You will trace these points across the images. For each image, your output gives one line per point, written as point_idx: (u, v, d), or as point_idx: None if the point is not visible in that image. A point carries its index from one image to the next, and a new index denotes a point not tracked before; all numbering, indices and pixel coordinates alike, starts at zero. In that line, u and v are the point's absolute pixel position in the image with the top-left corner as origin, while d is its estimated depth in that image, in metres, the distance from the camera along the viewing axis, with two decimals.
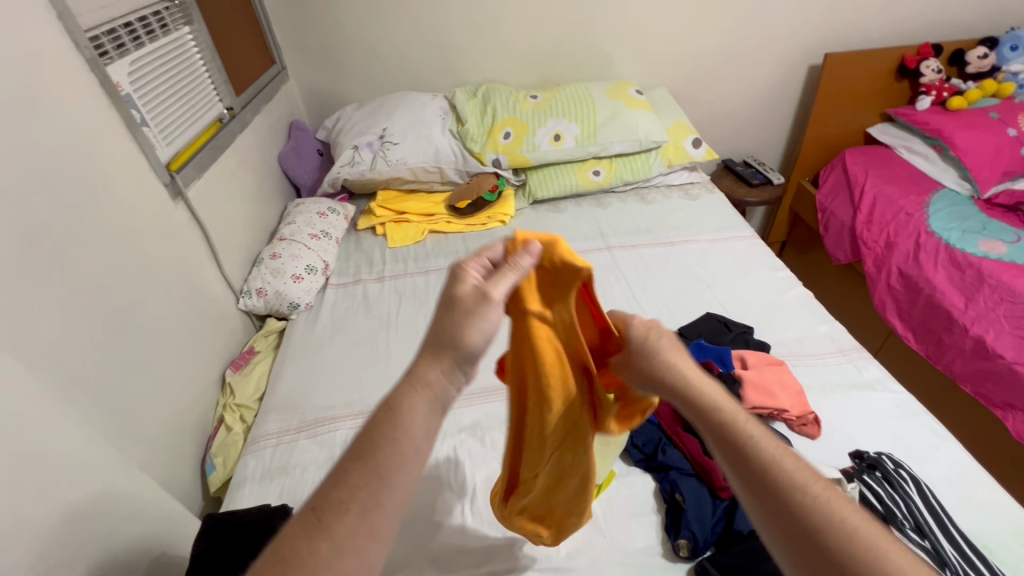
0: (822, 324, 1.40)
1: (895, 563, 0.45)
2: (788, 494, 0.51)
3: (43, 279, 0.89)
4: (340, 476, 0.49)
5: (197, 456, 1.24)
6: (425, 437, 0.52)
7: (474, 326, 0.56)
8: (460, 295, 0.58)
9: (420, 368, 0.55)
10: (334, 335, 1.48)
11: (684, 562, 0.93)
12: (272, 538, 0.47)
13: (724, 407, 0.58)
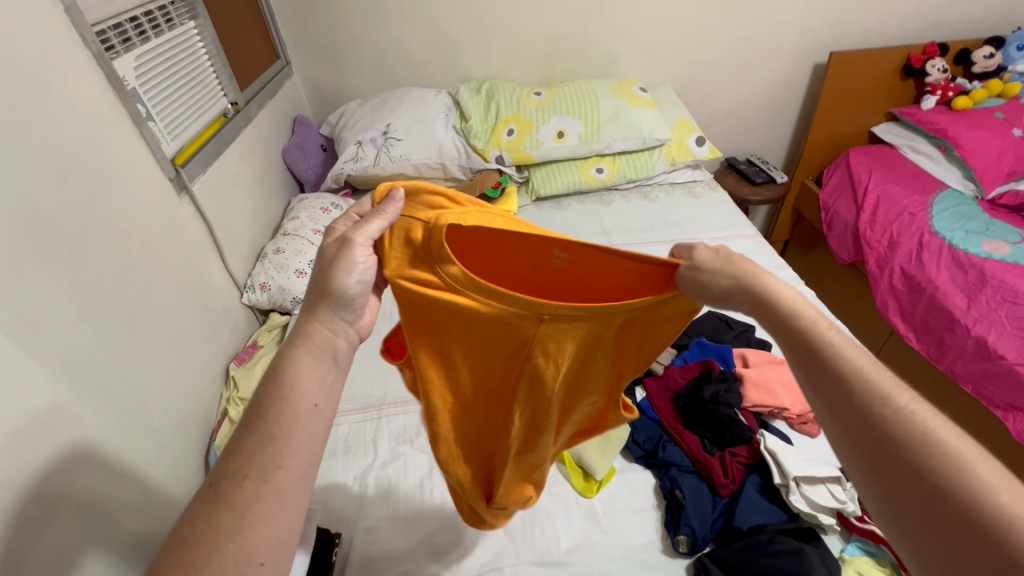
0: None
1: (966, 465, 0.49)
2: (869, 406, 0.54)
3: (50, 272, 0.90)
4: (236, 446, 0.59)
5: (201, 449, 1.25)
6: (311, 394, 0.63)
7: (338, 275, 0.67)
8: (327, 251, 0.69)
9: (303, 324, 0.67)
10: None
11: (684, 558, 0.93)
12: (178, 518, 0.56)
13: (807, 321, 0.60)
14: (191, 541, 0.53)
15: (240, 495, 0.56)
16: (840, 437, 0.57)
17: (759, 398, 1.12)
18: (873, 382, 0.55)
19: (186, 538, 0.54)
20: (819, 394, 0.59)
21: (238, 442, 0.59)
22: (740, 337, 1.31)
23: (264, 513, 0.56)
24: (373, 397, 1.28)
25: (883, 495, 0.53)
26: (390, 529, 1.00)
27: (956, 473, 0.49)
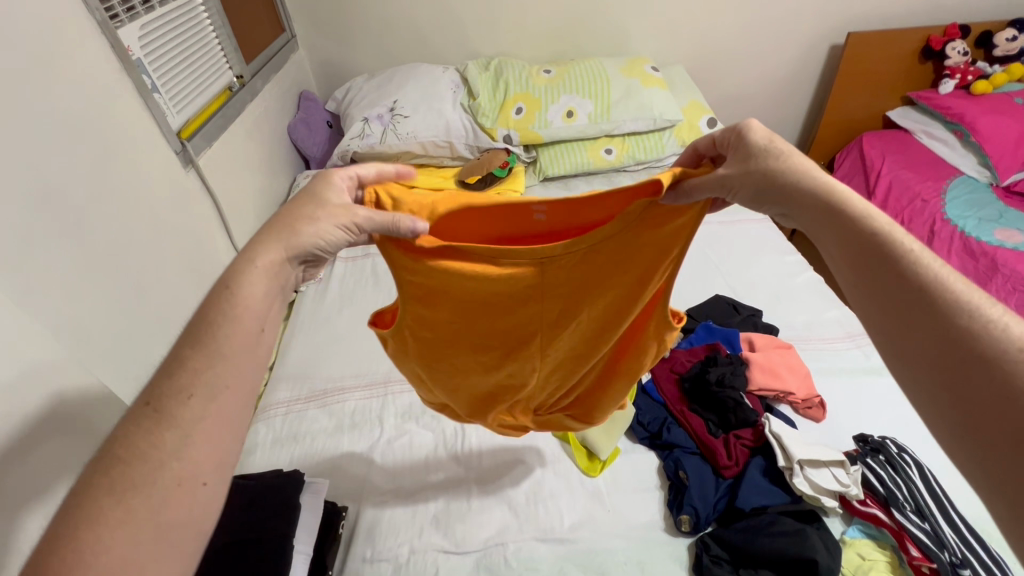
0: (831, 309, 1.39)
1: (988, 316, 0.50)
2: (903, 268, 0.56)
3: (57, 245, 0.89)
4: (181, 364, 0.57)
5: None
6: (260, 316, 0.61)
7: (314, 224, 0.64)
8: (318, 196, 0.67)
9: (262, 244, 0.63)
10: (342, 308, 1.49)
11: (686, 537, 0.94)
12: (113, 430, 0.54)
13: (842, 202, 0.62)
14: (128, 457, 0.52)
15: (183, 415, 0.54)
16: (878, 311, 0.57)
17: (764, 381, 1.12)
18: (915, 252, 0.56)
19: (123, 446, 0.53)
20: (857, 266, 0.60)
21: (181, 355, 0.58)
22: (747, 322, 1.30)
23: (203, 433, 0.55)
24: (378, 374, 1.29)
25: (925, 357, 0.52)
26: (395, 504, 1.02)
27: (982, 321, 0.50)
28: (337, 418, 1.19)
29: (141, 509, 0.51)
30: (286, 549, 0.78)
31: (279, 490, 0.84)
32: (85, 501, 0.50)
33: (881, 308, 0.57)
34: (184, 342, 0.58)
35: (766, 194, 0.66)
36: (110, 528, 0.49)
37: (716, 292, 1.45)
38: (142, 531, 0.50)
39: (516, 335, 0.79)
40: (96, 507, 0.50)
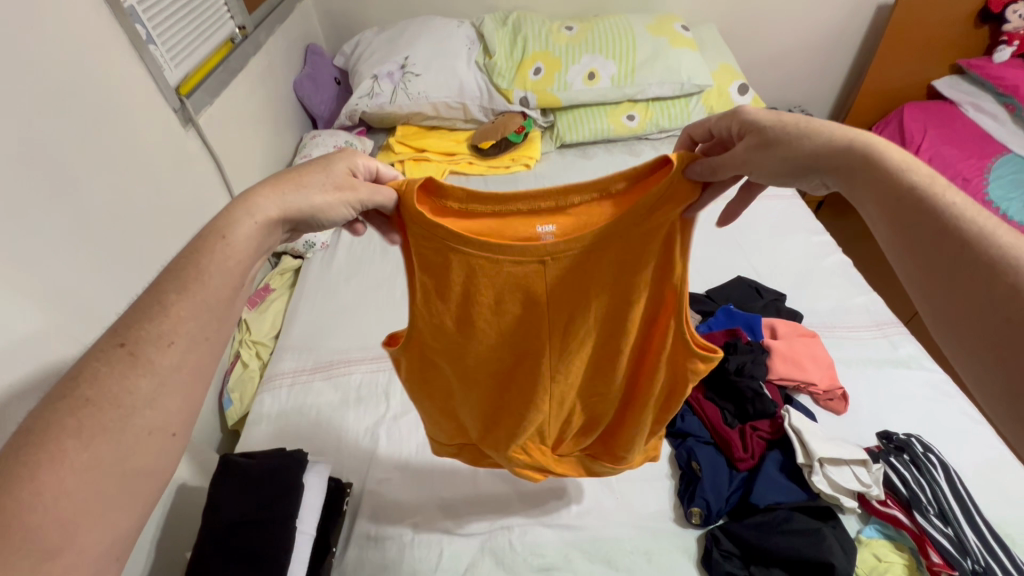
0: (859, 295, 1.32)
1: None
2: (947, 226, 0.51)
3: (51, 211, 0.85)
4: (162, 309, 0.50)
5: (215, 389, 1.25)
6: (245, 272, 0.56)
7: (307, 192, 0.60)
8: (331, 170, 0.63)
9: (257, 198, 0.58)
10: (349, 277, 1.45)
11: (695, 528, 0.92)
12: (70, 369, 0.47)
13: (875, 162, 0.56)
14: (98, 396, 0.45)
15: (168, 360, 0.49)
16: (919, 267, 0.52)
17: (785, 371, 1.08)
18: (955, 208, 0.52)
19: (89, 380, 0.46)
20: (890, 227, 0.55)
21: (164, 294, 0.51)
22: (770, 306, 1.25)
23: (184, 382, 0.50)
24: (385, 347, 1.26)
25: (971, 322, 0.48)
26: (400, 482, 1.00)
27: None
28: (342, 391, 1.17)
29: (109, 456, 0.45)
30: (291, 529, 0.77)
31: (278, 469, 0.81)
32: (43, 437, 0.43)
33: (919, 264, 0.53)
34: (168, 279, 0.52)
35: (796, 171, 0.60)
36: (72, 465, 0.42)
37: (738, 273, 1.38)
38: (112, 478, 0.44)
39: (523, 353, 0.76)
40: (58, 444, 0.43)
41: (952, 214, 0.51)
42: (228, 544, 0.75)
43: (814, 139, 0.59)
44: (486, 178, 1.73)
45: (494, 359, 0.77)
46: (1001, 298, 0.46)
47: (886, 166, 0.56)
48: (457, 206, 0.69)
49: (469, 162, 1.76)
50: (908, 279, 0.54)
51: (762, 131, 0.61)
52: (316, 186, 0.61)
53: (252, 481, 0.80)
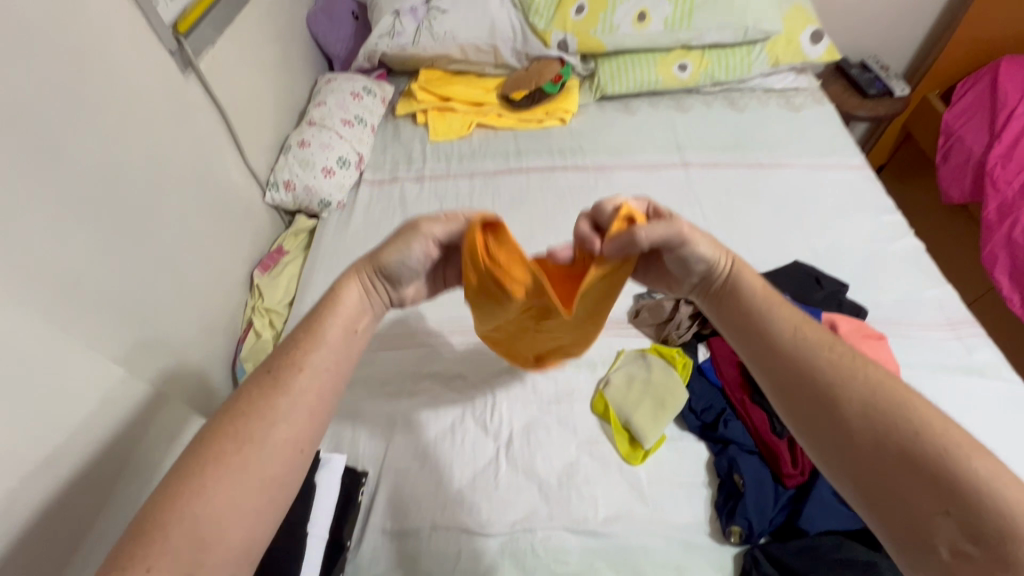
0: (931, 288, 1.18)
1: (938, 436, 0.53)
2: (840, 402, 0.58)
3: (33, 177, 0.76)
4: (289, 362, 0.61)
5: (227, 358, 1.19)
6: (345, 348, 0.64)
7: (394, 252, 0.68)
8: (401, 230, 0.68)
9: (346, 282, 0.68)
10: (367, 241, 1.35)
11: (733, 547, 0.85)
12: (230, 398, 0.59)
13: (780, 331, 0.64)
14: (249, 415, 0.56)
15: (297, 386, 0.59)
16: (816, 436, 0.59)
17: None
18: (837, 378, 0.59)
19: (238, 412, 0.57)
20: (785, 401, 0.62)
21: (293, 346, 0.62)
22: (831, 299, 1.11)
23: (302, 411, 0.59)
24: (404, 322, 1.18)
25: (881, 499, 0.54)
26: (417, 474, 0.95)
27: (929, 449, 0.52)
28: (358, 369, 1.11)
29: (253, 463, 0.54)
30: (302, 538, 0.73)
31: None
32: (206, 450, 0.54)
33: (820, 436, 0.59)
34: (296, 332, 0.64)
35: (689, 262, 0.68)
36: (218, 479, 0.52)
37: (794, 257, 1.25)
38: (250, 487, 0.53)
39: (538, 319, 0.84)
40: (213, 463, 0.53)
41: (839, 387, 0.58)
42: None
43: (707, 265, 0.69)
44: (516, 133, 1.58)
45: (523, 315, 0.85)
46: (929, 461, 0.52)
47: (747, 291, 0.68)
48: (496, 249, 0.66)
49: (497, 114, 1.60)
50: (810, 444, 0.60)
51: (671, 238, 0.65)
52: (400, 244, 0.68)
53: None
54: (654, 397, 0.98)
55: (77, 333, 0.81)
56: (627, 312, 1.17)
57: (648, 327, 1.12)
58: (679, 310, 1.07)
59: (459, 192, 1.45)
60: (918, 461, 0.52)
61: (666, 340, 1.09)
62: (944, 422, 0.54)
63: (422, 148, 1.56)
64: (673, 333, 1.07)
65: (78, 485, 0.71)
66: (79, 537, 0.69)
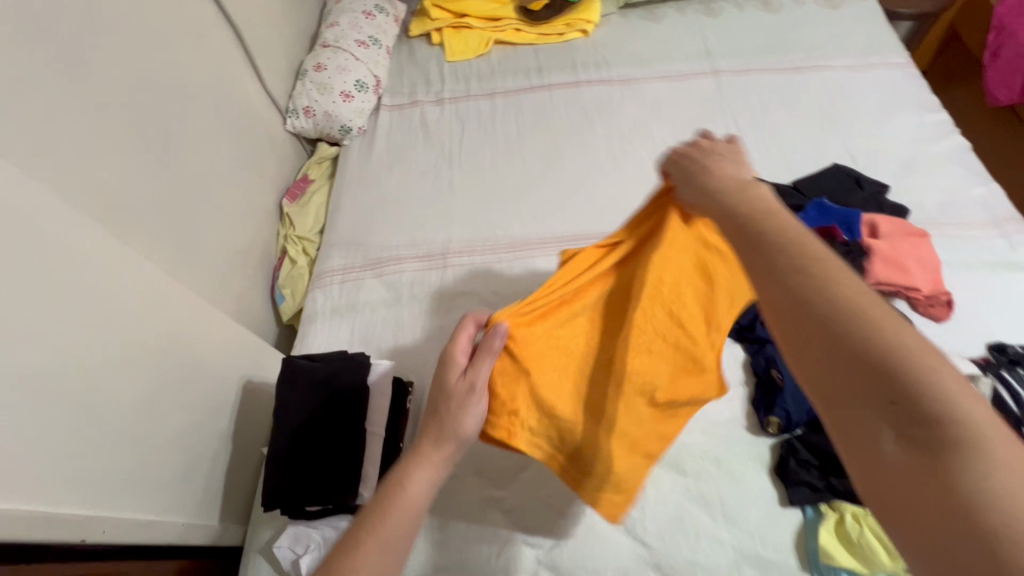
0: (977, 187, 1.15)
1: (941, 377, 0.37)
2: (848, 333, 0.40)
3: (81, 87, 0.79)
4: (354, 538, 0.63)
5: (265, 284, 1.22)
6: (410, 527, 0.65)
7: (467, 415, 0.69)
8: (452, 390, 0.71)
9: (407, 466, 0.68)
10: (392, 166, 1.34)
11: (770, 437, 0.88)
12: None
13: (829, 283, 0.43)
14: None
15: (369, 562, 0.61)
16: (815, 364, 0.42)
17: (886, 274, 0.95)
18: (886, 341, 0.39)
19: None
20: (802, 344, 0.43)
21: (347, 547, 0.63)
22: (870, 200, 1.09)
23: None
24: (436, 243, 1.19)
25: (864, 445, 0.39)
26: None
27: (897, 361, 0.38)
28: (395, 289, 1.13)
29: None
30: (359, 436, 0.77)
31: (333, 373, 0.79)
32: None
33: (827, 384, 0.41)
34: (347, 540, 0.64)
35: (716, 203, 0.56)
36: None
37: (835, 160, 1.21)
38: None
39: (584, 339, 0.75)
40: None
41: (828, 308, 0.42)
42: (302, 444, 0.76)
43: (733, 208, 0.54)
44: (535, 48, 1.54)
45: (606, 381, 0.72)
46: (905, 393, 0.37)
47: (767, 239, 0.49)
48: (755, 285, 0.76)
49: (516, 29, 1.57)
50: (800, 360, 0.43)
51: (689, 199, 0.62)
52: (461, 405, 0.70)
53: (309, 386, 0.78)
54: None
55: (134, 246, 0.85)
56: None
57: None
58: None
59: (481, 113, 1.42)
60: (865, 363, 0.39)
61: None
62: (949, 374, 0.38)
63: (440, 69, 1.53)
64: None
65: (160, 380, 0.76)
66: (155, 428, 0.75)
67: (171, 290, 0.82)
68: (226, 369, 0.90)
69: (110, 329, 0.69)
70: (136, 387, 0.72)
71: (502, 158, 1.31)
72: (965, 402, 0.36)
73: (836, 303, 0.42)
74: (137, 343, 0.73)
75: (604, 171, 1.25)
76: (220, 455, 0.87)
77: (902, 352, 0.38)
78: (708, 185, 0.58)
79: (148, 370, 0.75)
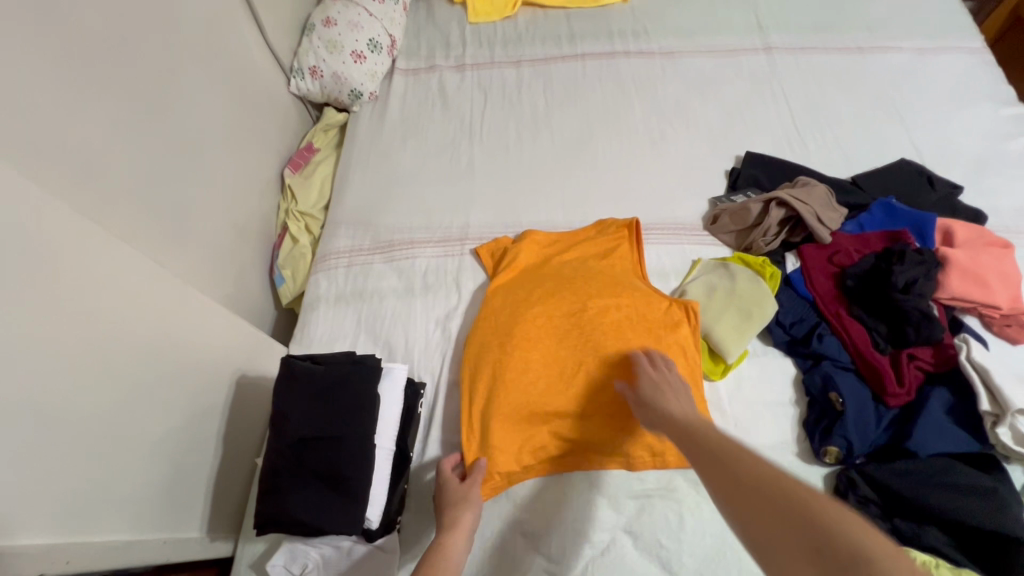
0: None
1: (811, 503, 0.43)
2: (738, 476, 0.49)
3: (45, 26, 0.67)
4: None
5: (263, 263, 1.11)
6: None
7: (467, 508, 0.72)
8: (449, 492, 0.74)
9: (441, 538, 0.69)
10: (406, 138, 1.21)
11: (823, 467, 0.79)
12: None
13: (722, 444, 0.54)
14: None
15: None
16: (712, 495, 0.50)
17: (963, 289, 0.84)
18: (765, 481, 0.47)
19: None
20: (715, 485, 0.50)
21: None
22: (942, 203, 0.98)
23: None
24: (453, 227, 1.07)
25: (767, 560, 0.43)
26: None
27: (780, 492, 0.45)
28: (407, 277, 1.02)
29: None
30: (372, 452, 0.66)
31: (347, 376, 0.69)
32: None
33: (731, 503, 0.48)
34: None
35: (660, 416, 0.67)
36: None
37: (901, 155, 1.09)
38: None
39: (555, 379, 0.83)
40: None
41: (731, 458, 0.51)
42: (306, 458, 0.66)
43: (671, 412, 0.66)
44: (568, 13, 1.39)
45: (597, 383, 0.82)
46: (787, 514, 0.43)
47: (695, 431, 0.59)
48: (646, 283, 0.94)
49: None
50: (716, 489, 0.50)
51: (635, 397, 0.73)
52: (458, 502, 0.73)
53: (319, 391, 0.68)
54: (739, 307, 0.89)
55: (112, 219, 0.74)
56: (702, 217, 1.04)
57: (727, 235, 1.00)
58: (768, 214, 0.95)
59: (505, 83, 1.28)
60: (752, 498, 0.46)
61: (749, 248, 0.97)
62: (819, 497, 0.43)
63: (461, 32, 1.39)
64: (759, 240, 0.95)
65: (137, 378, 0.66)
66: (130, 432, 0.65)
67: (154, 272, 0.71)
68: (217, 363, 0.80)
69: (76, 319, 0.59)
70: (108, 387, 0.62)
71: (528, 135, 1.19)
72: (873, 551, 0.38)
73: (733, 463, 0.50)
74: (111, 335, 0.63)
75: (642, 155, 1.13)
76: (208, 460, 0.77)
77: (820, 509, 0.42)
78: (651, 408, 0.69)
79: (123, 366, 0.64)
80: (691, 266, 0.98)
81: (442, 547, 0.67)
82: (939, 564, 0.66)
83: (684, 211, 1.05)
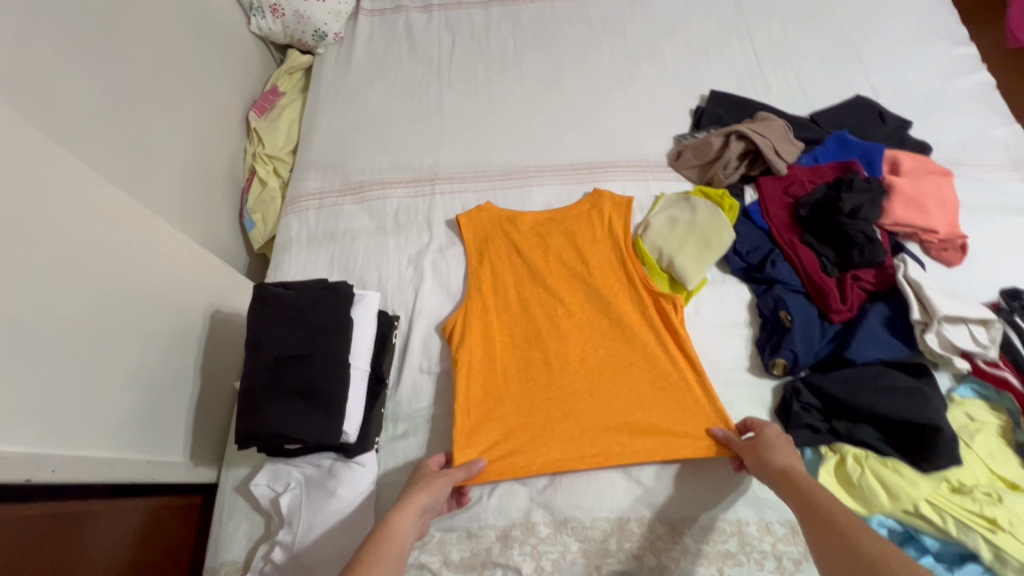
0: (1000, 127, 1.08)
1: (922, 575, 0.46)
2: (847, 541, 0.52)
3: None
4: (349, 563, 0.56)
5: (233, 208, 1.11)
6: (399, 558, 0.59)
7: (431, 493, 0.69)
8: (420, 481, 0.72)
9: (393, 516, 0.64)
10: (374, 80, 1.20)
11: (773, 380, 0.85)
12: None
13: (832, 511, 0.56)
14: None
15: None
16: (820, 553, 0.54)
17: (905, 215, 0.90)
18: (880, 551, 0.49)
19: None
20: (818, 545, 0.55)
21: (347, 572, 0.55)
22: (892, 136, 1.03)
23: None
24: (423, 168, 1.08)
25: None
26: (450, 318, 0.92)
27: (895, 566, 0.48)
28: (378, 218, 1.03)
29: None
30: (345, 369, 0.69)
31: (319, 301, 0.71)
32: None
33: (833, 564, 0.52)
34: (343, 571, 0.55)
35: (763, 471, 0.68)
36: None
37: (856, 92, 1.13)
38: None
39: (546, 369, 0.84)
40: None
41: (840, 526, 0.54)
42: (280, 377, 0.69)
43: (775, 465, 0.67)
44: None
45: (587, 375, 0.83)
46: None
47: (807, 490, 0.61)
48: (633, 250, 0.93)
49: None
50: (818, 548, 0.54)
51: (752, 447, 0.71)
52: (431, 487, 0.70)
53: (291, 315, 0.71)
54: (699, 237, 0.93)
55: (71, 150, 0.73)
56: (667, 154, 1.07)
57: (690, 170, 1.03)
58: (728, 148, 0.99)
59: (474, 24, 1.27)
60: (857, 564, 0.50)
61: (710, 182, 1.01)
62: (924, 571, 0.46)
63: None
64: (720, 173, 0.99)
65: (110, 304, 0.67)
66: (106, 356, 0.67)
67: (121, 202, 0.72)
68: (190, 297, 0.81)
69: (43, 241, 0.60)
70: (81, 310, 0.63)
71: (497, 76, 1.18)
72: None
73: (846, 525, 0.54)
74: (79, 259, 0.64)
75: (610, 95, 1.14)
76: (186, 390, 0.80)
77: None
78: (767, 455, 0.69)
79: (94, 292, 0.65)
80: (654, 202, 1.01)
81: (386, 527, 0.62)
82: (868, 456, 0.74)
83: (649, 149, 1.08)
